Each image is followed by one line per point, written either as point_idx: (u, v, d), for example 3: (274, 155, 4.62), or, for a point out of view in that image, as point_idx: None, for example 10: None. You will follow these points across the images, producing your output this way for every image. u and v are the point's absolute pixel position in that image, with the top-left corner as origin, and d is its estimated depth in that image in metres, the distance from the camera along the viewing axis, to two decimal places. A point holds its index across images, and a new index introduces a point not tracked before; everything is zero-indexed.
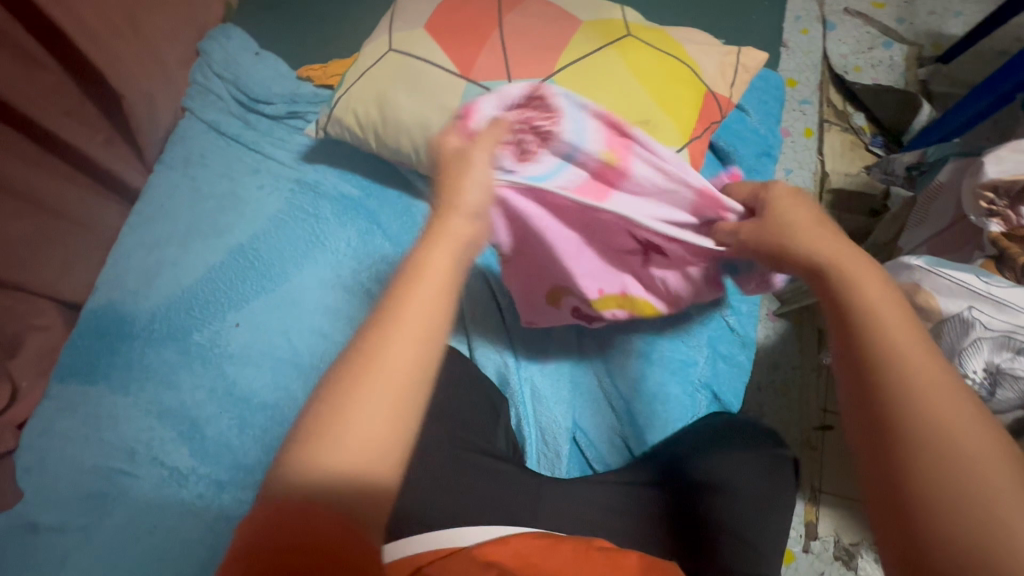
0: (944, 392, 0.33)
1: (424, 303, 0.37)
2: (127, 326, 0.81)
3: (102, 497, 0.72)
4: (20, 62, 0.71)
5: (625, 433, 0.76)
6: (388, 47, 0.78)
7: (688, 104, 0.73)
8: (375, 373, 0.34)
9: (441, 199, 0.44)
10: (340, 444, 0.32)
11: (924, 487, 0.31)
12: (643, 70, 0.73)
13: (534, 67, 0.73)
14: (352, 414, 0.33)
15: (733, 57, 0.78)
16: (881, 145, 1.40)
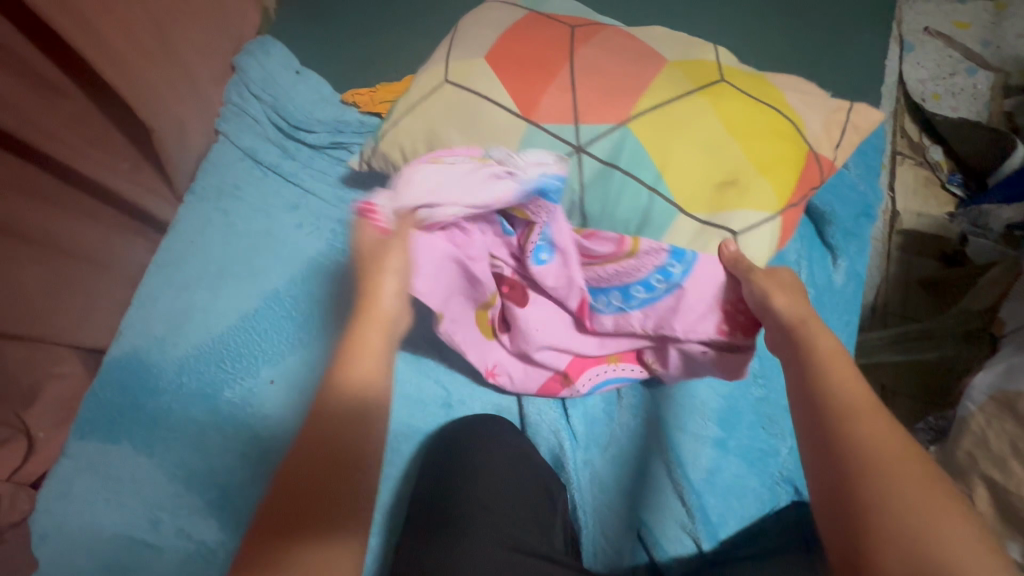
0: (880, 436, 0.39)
1: (385, 332, 0.52)
2: (152, 382, 0.74)
3: (123, 570, 0.67)
4: (39, 92, 0.63)
5: (697, 534, 0.67)
6: (443, 76, 0.67)
7: (789, 164, 0.62)
8: (367, 354, 0.49)
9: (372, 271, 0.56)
10: (340, 394, 0.45)
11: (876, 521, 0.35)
12: (739, 122, 0.62)
13: (609, 108, 0.62)
14: (351, 375, 0.47)
15: (843, 114, 0.68)
16: (960, 183, 1.28)
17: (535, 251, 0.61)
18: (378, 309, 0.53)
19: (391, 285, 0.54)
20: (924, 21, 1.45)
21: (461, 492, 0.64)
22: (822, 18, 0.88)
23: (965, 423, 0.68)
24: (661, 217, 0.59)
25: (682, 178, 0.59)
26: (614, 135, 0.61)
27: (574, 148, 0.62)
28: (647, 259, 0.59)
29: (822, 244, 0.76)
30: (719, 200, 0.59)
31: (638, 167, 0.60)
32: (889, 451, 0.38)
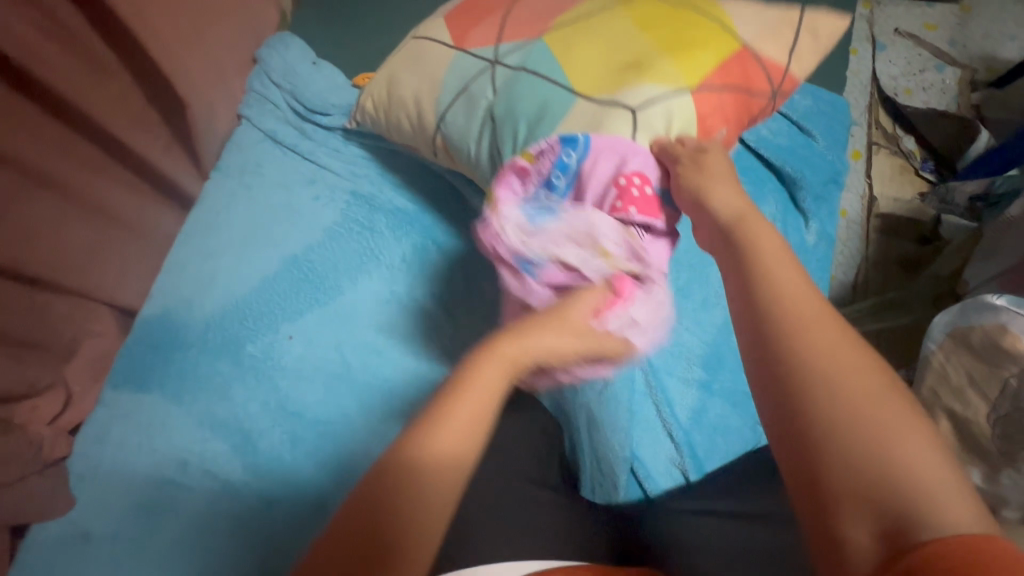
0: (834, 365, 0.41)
1: (496, 382, 0.51)
2: (181, 337, 0.80)
3: (155, 508, 0.72)
4: (90, 70, 0.71)
5: (686, 467, 0.74)
6: (410, 33, 0.82)
7: (705, 51, 0.67)
8: (451, 414, 0.49)
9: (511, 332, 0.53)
10: (434, 448, 0.47)
11: (826, 420, 0.39)
12: (653, 20, 0.69)
13: (529, 29, 0.72)
14: (449, 438, 0.48)
15: (782, 23, 0.70)
16: (931, 170, 1.36)
17: (561, 167, 0.64)
18: (497, 351, 0.52)
19: (554, 334, 0.53)
20: (894, 22, 1.55)
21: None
22: None
23: (926, 361, 0.74)
24: (565, 105, 0.67)
25: (585, 72, 0.67)
26: (527, 47, 0.71)
27: (490, 61, 0.73)
28: (546, 155, 0.65)
29: (794, 206, 0.83)
30: (620, 79, 0.66)
31: (548, 68, 0.69)
32: (846, 356, 0.41)
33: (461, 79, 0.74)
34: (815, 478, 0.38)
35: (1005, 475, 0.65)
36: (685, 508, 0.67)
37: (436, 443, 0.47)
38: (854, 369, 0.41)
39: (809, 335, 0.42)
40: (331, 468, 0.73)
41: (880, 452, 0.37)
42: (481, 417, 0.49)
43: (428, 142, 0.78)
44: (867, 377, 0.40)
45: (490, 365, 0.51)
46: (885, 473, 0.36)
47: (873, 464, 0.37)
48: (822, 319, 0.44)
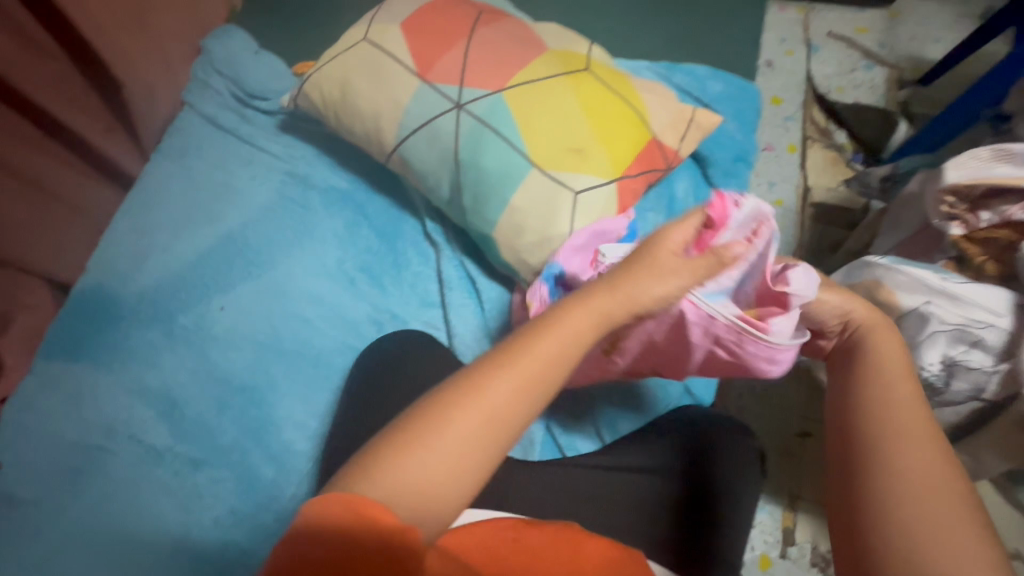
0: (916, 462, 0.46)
1: (516, 388, 0.43)
2: (114, 309, 0.82)
3: (79, 473, 0.74)
4: (27, 50, 0.74)
5: (599, 425, 0.78)
6: (364, 35, 0.80)
7: (628, 142, 0.75)
8: (459, 420, 0.42)
9: (532, 328, 0.47)
10: (433, 453, 0.40)
11: (885, 508, 0.44)
12: (594, 106, 0.74)
13: (492, 80, 0.75)
14: (429, 453, 0.40)
15: (687, 113, 0.80)
16: (862, 162, 1.43)
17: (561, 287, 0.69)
18: (525, 354, 0.45)
19: (576, 307, 0.48)
20: (828, 26, 1.64)
21: (387, 399, 0.72)
22: (709, 5, 1.03)
23: None
24: (515, 170, 0.72)
25: (541, 143, 0.72)
26: (489, 98, 0.74)
27: (455, 103, 0.74)
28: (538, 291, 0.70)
29: (705, 182, 0.90)
30: (563, 160, 0.72)
31: (504, 127, 0.73)
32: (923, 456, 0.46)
33: (424, 113, 0.75)
34: (858, 545, 0.44)
35: None
36: (603, 462, 0.72)
37: (437, 444, 0.41)
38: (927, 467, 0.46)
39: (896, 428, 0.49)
40: (256, 432, 0.76)
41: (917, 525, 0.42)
42: (477, 430, 0.42)
43: (383, 155, 0.80)
44: (945, 487, 0.44)
45: (501, 378, 0.43)
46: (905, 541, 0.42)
47: (900, 533, 0.43)
48: (926, 434, 0.48)
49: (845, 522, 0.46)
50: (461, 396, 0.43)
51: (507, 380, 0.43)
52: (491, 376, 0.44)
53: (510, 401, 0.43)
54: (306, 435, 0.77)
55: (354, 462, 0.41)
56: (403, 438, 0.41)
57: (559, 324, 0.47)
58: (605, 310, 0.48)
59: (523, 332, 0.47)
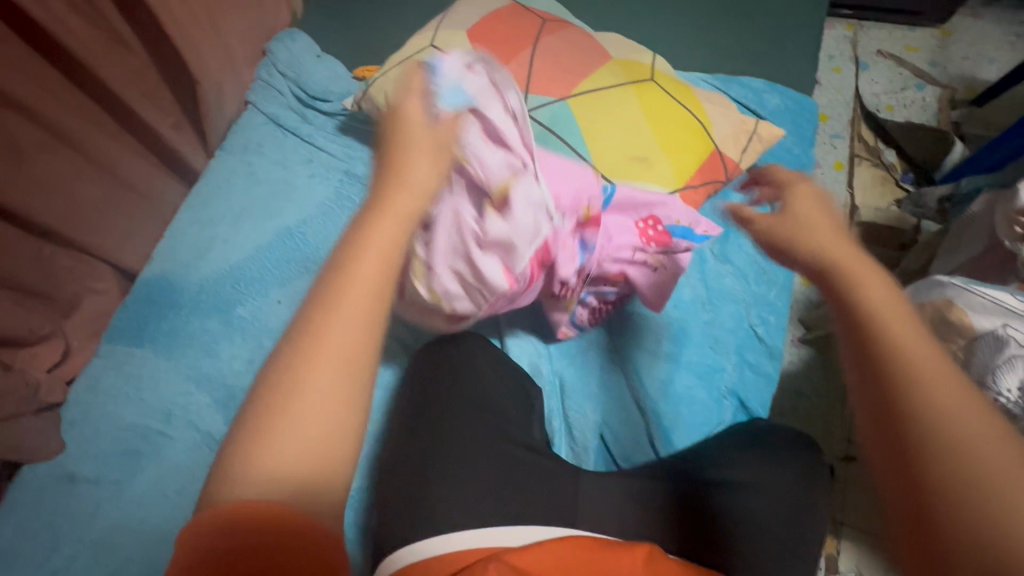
0: (950, 387, 0.34)
1: (347, 319, 0.38)
2: (176, 297, 0.85)
3: (137, 455, 0.75)
4: (111, 44, 0.78)
5: (654, 435, 0.77)
6: (430, 41, 0.82)
7: (691, 152, 0.75)
8: (305, 390, 0.36)
9: (342, 253, 0.41)
10: (292, 437, 0.35)
11: (934, 471, 0.32)
12: (658, 115, 0.75)
13: (555, 86, 0.76)
14: (290, 426, 0.35)
15: (750, 125, 0.79)
16: (912, 182, 1.40)
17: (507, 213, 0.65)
18: (349, 278, 0.39)
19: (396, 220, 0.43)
20: (878, 44, 1.62)
21: (439, 401, 0.72)
22: (768, 18, 1.02)
23: None
24: None
25: (605, 151, 0.72)
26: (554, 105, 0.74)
27: None
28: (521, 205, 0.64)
29: None
30: (626, 169, 0.73)
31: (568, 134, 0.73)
32: (929, 358, 0.36)
33: None
34: (928, 535, 0.31)
35: None
36: (683, 479, 0.69)
37: (297, 423, 0.35)
38: (940, 370, 0.35)
39: (892, 339, 0.37)
40: None
41: (993, 497, 0.30)
42: (327, 371, 0.36)
43: None
44: (981, 418, 0.33)
45: (331, 317, 0.37)
46: (991, 507, 0.30)
47: (994, 508, 0.30)
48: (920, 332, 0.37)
49: (909, 521, 0.32)
50: (302, 353, 0.37)
51: (340, 320, 0.38)
52: (318, 324, 0.37)
53: (340, 338, 0.37)
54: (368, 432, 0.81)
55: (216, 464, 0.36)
56: (256, 417, 0.36)
57: (370, 237, 0.41)
58: (406, 210, 0.44)
59: (329, 269, 0.40)
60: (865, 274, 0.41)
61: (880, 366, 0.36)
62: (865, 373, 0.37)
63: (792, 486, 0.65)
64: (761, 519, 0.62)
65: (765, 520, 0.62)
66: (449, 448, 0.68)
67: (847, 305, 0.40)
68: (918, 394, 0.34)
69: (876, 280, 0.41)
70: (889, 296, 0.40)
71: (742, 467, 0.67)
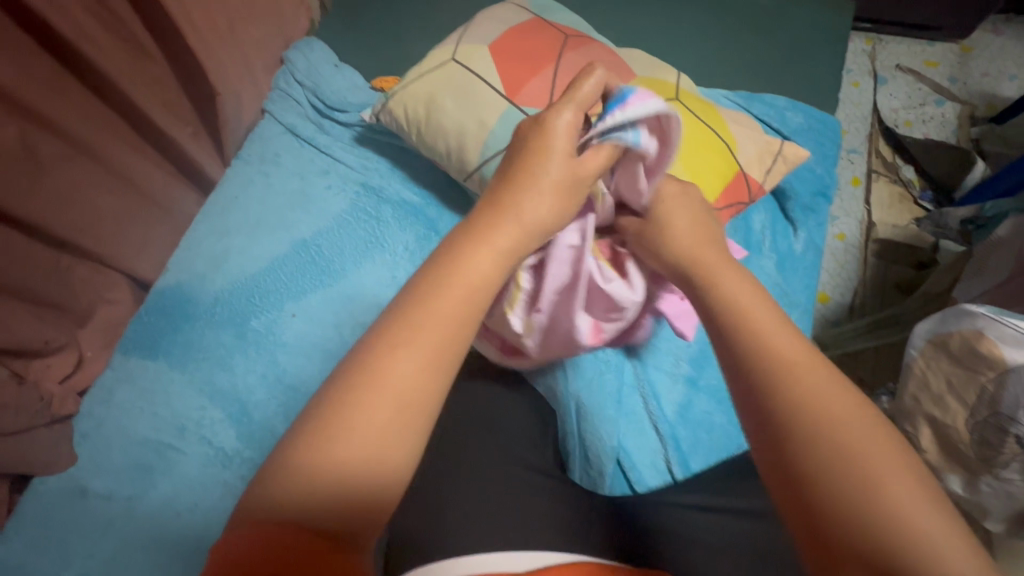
0: (827, 393, 0.38)
1: (435, 336, 0.41)
2: (191, 309, 0.84)
3: (150, 470, 0.74)
4: (130, 54, 0.77)
5: (671, 460, 0.75)
6: (452, 54, 0.81)
7: (717, 173, 0.73)
8: (372, 394, 0.38)
9: (439, 273, 0.44)
10: (348, 433, 0.36)
11: (815, 467, 0.36)
12: (683, 134, 0.73)
13: None
14: (358, 424, 0.37)
15: (775, 146, 0.78)
16: (930, 200, 1.38)
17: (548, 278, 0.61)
18: (434, 300, 0.42)
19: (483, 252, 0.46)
20: (897, 58, 1.60)
21: (455, 423, 0.72)
22: (791, 35, 1.01)
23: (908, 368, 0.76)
24: None
25: None
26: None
27: None
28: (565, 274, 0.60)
29: (784, 217, 0.88)
30: None
31: None
32: (821, 383, 0.39)
33: (511, 135, 0.75)
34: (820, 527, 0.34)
35: (983, 482, 0.66)
36: (693, 502, 0.67)
37: (362, 419, 0.37)
38: (825, 387, 0.39)
39: (782, 368, 0.40)
40: None
41: (866, 484, 0.34)
42: (401, 379, 0.39)
43: (464, 174, 0.80)
44: (855, 415, 0.37)
45: (417, 329, 0.41)
46: (868, 491, 0.34)
47: (875, 495, 0.33)
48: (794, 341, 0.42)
49: (807, 520, 0.35)
50: (381, 373, 0.39)
51: (419, 345, 0.40)
52: (402, 335, 0.40)
53: (419, 366, 0.40)
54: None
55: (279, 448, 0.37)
56: (324, 418, 0.37)
57: (464, 266, 0.45)
58: (508, 245, 0.47)
59: (416, 287, 0.44)
60: (762, 315, 0.44)
61: (761, 378, 0.40)
62: (748, 388, 0.41)
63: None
64: (701, 538, 0.62)
65: (704, 539, 0.62)
66: (466, 472, 0.67)
67: (732, 347, 0.43)
68: (798, 401, 0.38)
69: (752, 298, 0.46)
70: (765, 312, 0.44)
71: (759, 494, 0.65)
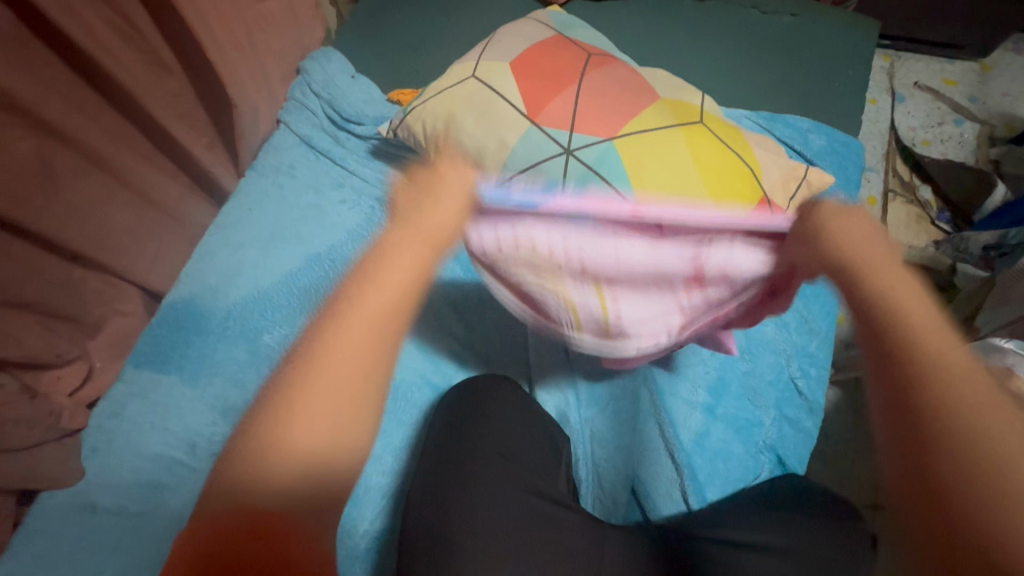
0: (977, 397, 0.40)
1: (365, 334, 0.41)
2: (203, 322, 0.83)
3: (159, 487, 0.73)
4: (149, 66, 0.76)
5: (687, 490, 0.73)
6: (472, 71, 0.80)
7: (741, 198, 0.70)
8: (314, 395, 0.39)
9: (361, 273, 0.44)
10: (297, 435, 0.39)
11: (960, 474, 0.38)
12: (708, 159, 0.71)
13: (600, 126, 0.73)
14: (302, 424, 0.39)
15: (800, 172, 0.77)
16: (948, 221, 1.36)
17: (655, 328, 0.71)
18: (364, 301, 0.42)
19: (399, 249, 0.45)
20: (916, 77, 1.58)
21: (468, 447, 0.69)
22: (813, 55, 1.00)
23: None
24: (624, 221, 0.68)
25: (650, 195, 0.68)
26: (601, 145, 0.72)
27: (563, 147, 0.73)
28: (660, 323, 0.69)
29: None
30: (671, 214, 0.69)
31: (613, 175, 0.70)
32: (976, 390, 0.41)
33: (530, 153, 0.74)
34: (950, 523, 0.37)
35: None
36: (708, 533, 0.65)
37: (306, 418, 0.39)
38: (977, 392, 0.41)
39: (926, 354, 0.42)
40: None
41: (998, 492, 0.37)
42: (340, 378, 0.40)
43: None
44: (1003, 421, 0.39)
45: (345, 328, 0.41)
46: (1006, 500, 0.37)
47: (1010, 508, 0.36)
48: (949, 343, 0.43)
49: (932, 525, 0.38)
50: (313, 367, 0.40)
51: (350, 347, 0.41)
52: (330, 337, 0.41)
53: (353, 355, 0.41)
54: (377, 482, 0.75)
55: (241, 448, 0.40)
56: (268, 415, 0.39)
57: (389, 264, 0.44)
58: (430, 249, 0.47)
59: (350, 287, 0.43)
60: (897, 290, 0.46)
61: (911, 375, 0.42)
62: (892, 384, 0.42)
63: (828, 549, 0.60)
64: None
65: None
66: (479, 502, 0.64)
67: (885, 338, 0.44)
68: (943, 407, 0.40)
69: (911, 297, 0.45)
70: (922, 313, 0.44)
71: (772, 528, 0.64)
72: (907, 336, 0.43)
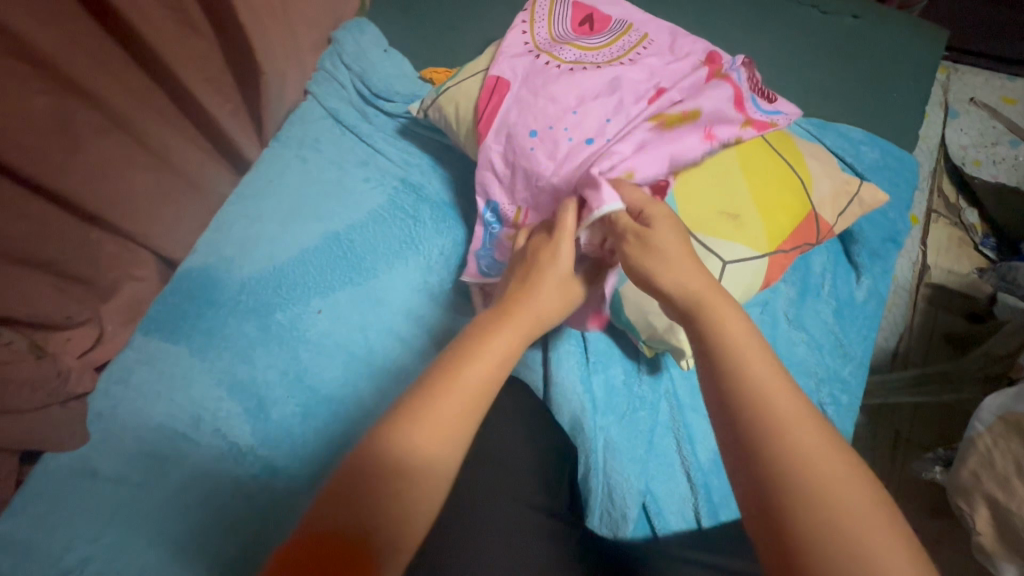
0: (797, 425, 0.40)
1: (488, 363, 0.50)
2: (215, 293, 0.81)
3: (160, 458, 0.72)
4: (178, 26, 0.73)
5: (699, 510, 0.69)
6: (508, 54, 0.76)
7: (789, 213, 0.68)
8: (442, 403, 0.46)
9: (491, 319, 0.54)
10: (417, 438, 0.45)
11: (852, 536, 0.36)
12: (759, 170, 0.68)
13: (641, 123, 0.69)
14: (423, 429, 0.45)
15: (852, 187, 0.72)
16: (993, 247, 1.27)
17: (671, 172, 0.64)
18: (483, 343, 0.51)
19: (541, 298, 0.57)
20: (971, 91, 1.45)
21: (477, 446, 0.65)
22: (868, 62, 0.94)
23: (970, 443, 0.70)
24: None
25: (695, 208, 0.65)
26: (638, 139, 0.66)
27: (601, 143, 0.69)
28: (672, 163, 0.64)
29: (847, 259, 0.82)
30: (715, 226, 0.65)
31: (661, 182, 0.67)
32: (799, 415, 0.41)
33: None
34: None
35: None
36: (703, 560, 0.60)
37: (425, 427, 0.45)
38: (799, 417, 0.41)
39: (759, 394, 0.42)
40: (337, 444, 0.72)
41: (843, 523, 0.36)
42: (462, 404, 0.47)
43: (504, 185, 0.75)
44: (822, 445, 0.40)
45: (473, 364, 0.49)
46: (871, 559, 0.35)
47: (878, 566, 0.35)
48: (774, 375, 0.43)
49: None
50: (396, 426, 0.46)
51: (470, 371, 0.49)
52: (458, 366, 0.49)
53: (465, 397, 0.47)
54: None
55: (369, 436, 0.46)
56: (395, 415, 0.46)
57: (505, 318, 0.54)
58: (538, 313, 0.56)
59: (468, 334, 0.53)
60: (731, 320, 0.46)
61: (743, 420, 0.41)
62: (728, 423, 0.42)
63: None
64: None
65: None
66: (486, 507, 0.61)
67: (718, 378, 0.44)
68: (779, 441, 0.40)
69: (739, 325, 0.46)
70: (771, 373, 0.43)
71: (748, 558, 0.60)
72: (731, 354, 0.44)
